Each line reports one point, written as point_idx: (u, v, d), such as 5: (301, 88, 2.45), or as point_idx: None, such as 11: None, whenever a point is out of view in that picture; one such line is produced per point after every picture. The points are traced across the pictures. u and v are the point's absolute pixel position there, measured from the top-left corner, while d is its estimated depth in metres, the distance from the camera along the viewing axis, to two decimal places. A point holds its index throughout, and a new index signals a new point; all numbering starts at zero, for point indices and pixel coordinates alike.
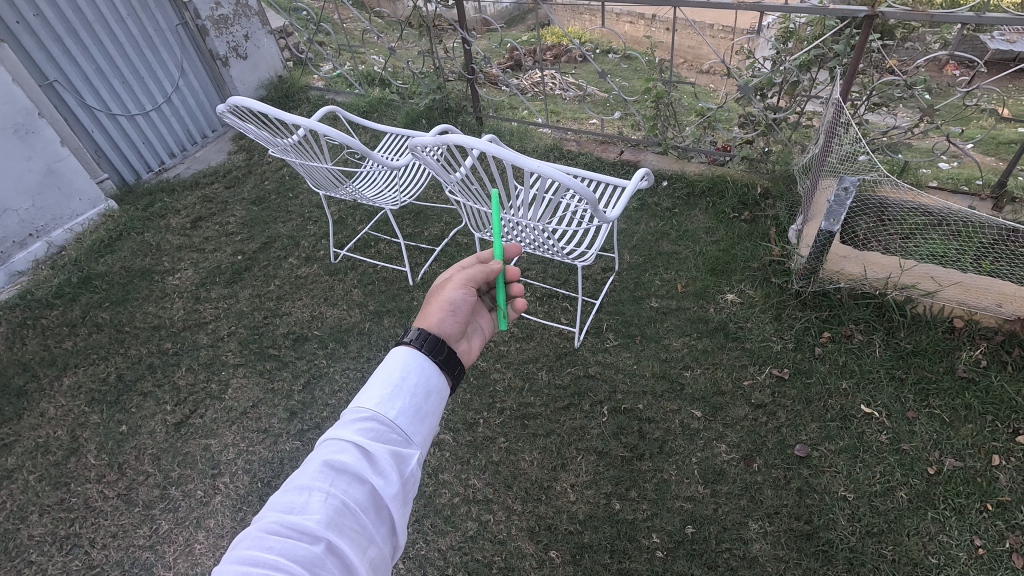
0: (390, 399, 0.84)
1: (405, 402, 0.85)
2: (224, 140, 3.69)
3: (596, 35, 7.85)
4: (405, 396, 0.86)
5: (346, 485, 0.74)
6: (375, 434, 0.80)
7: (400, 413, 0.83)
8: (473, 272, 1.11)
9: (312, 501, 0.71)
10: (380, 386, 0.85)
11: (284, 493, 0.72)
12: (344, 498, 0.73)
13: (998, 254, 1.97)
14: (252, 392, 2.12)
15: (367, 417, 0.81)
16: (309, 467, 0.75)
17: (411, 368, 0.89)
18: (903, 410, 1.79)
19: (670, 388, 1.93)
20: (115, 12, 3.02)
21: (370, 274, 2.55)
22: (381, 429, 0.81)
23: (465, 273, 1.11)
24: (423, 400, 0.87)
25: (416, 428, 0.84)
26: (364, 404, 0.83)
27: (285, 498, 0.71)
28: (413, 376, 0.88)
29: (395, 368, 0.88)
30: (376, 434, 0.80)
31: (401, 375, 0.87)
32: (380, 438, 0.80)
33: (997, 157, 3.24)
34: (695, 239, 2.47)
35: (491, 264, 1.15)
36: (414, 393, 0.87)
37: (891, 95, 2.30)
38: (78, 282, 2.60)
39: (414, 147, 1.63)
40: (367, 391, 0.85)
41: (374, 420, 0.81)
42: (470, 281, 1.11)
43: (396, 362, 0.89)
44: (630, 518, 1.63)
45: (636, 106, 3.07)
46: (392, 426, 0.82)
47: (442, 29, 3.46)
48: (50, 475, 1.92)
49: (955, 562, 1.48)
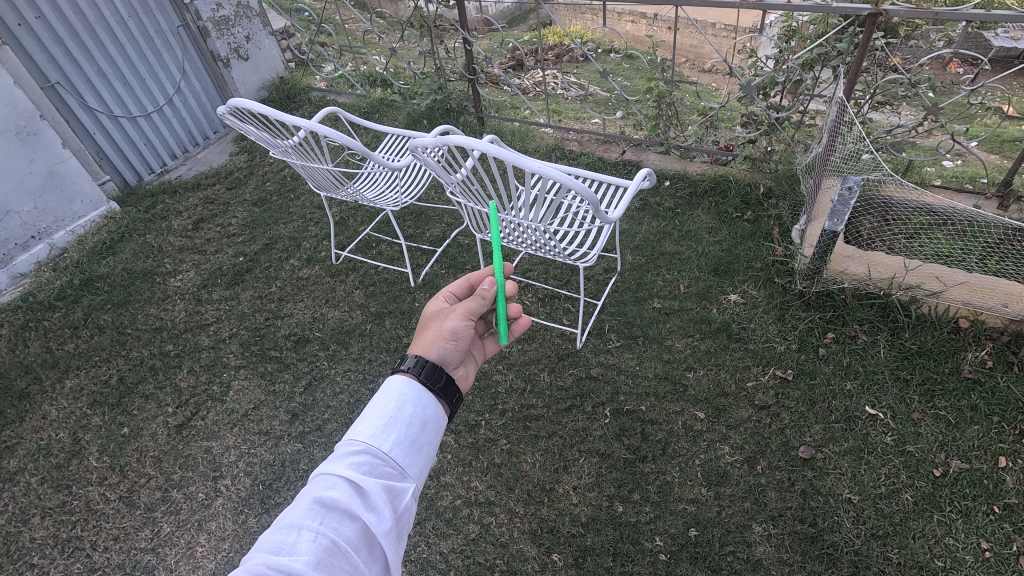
0: (385, 430, 0.84)
1: (400, 433, 0.85)
2: (226, 141, 3.70)
3: (598, 35, 7.85)
4: (400, 427, 0.86)
5: (336, 523, 0.74)
6: (368, 468, 0.80)
7: (395, 445, 0.83)
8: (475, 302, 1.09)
9: (301, 540, 0.70)
10: (374, 418, 0.85)
11: (273, 533, 0.71)
12: (334, 536, 0.72)
13: (1004, 253, 1.95)
14: (254, 393, 2.11)
15: (360, 450, 0.81)
16: (298, 505, 0.75)
17: (406, 399, 0.89)
18: (908, 411, 1.78)
19: (673, 389, 1.92)
20: (116, 14, 3.02)
21: (371, 275, 2.54)
22: (374, 463, 0.80)
23: (467, 303, 1.10)
24: (419, 430, 0.88)
25: (411, 460, 0.84)
26: (358, 436, 0.83)
27: (274, 538, 0.71)
28: (408, 407, 0.88)
29: (390, 399, 0.88)
30: (369, 468, 0.80)
31: (397, 406, 0.88)
32: (373, 471, 0.80)
33: (1002, 155, 3.22)
34: (697, 239, 2.45)
35: (487, 293, 1.12)
36: (409, 424, 0.87)
37: (895, 93, 2.29)
38: (80, 284, 2.60)
39: (415, 147, 1.61)
40: (361, 424, 0.85)
41: (367, 453, 0.81)
42: (472, 312, 1.09)
43: (392, 392, 0.89)
44: (632, 520, 1.62)
45: (638, 105, 3.06)
46: (386, 459, 0.82)
47: (443, 30, 3.46)
48: (52, 478, 1.92)
49: (961, 565, 1.46)
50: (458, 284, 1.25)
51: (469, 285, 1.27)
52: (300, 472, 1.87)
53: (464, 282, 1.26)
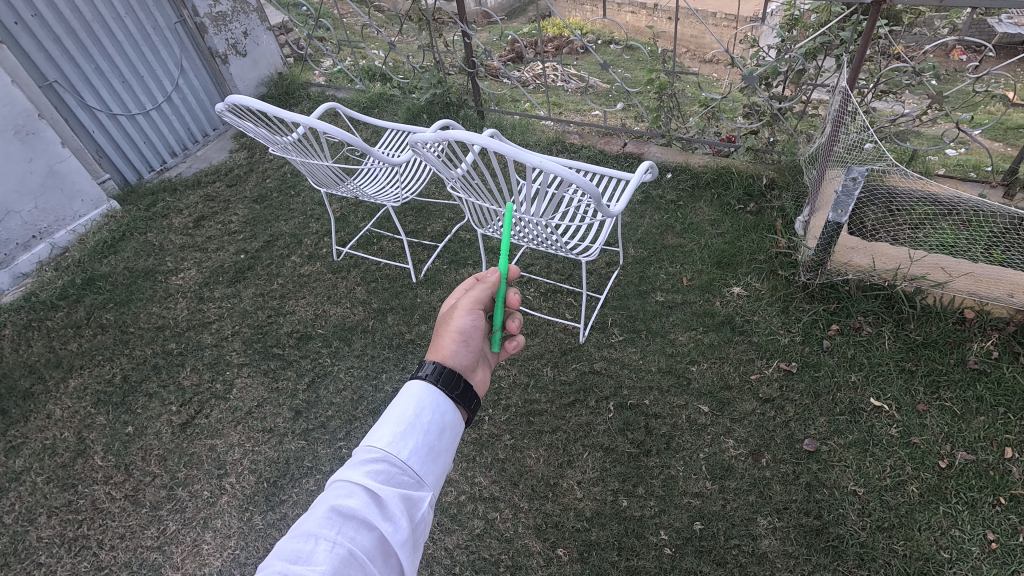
0: (403, 438, 0.84)
1: (418, 440, 0.85)
2: (225, 138, 3.69)
3: (599, 26, 7.79)
4: (418, 434, 0.86)
5: (353, 532, 0.74)
6: (385, 477, 0.80)
7: (413, 453, 0.84)
8: (478, 293, 1.14)
9: (318, 550, 0.70)
10: (393, 425, 0.86)
11: (290, 540, 0.71)
12: (351, 546, 0.72)
13: (1009, 242, 1.96)
14: (257, 392, 2.11)
15: (378, 457, 0.82)
16: (315, 513, 0.75)
17: (425, 405, 0.89)
18: (913, 402, 1.77)
19: (676, 383, 1.91)
20: (113, 11, 3.00)
21: (372, 271, 2.54)
22: (391, 471, 0.81)
23: (469, 297, 1.12)
24: (436, 438, 0.88)
25: (428, 468, 0.84)
26: (376, 443, 0.83)
27: (291, 545, 0.70)
28: (427, 414, 0.89)
29: (409, 405, 0.89)
30: (386, 476, 0.80)
31: (415, 413, 0.88)
32: (391, 480, 0.80)
33: (1006, 143, 3.21)
34: (700, 232, 2.44)
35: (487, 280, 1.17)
36: (428, 431, 0.87)
37: (899, 81, 2.25)
38: (82, 283, 2.60)
39: (415, 143, 1.59)
40: (379, 430, 0.85)
41: (385, 461, 0.81)
42: (477, 304, 1.11)
43: (410, 398, 0.90)
44: (637, 515, 1.62)
45: (639, 97, 3.04)
46: (404, 467, 0.82)
47: (442, 23, 3.43)
48: (57, 477, 1.93)
49: (968, 557, 1.46)
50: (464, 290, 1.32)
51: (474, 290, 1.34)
52: (304, 469, 1.87)
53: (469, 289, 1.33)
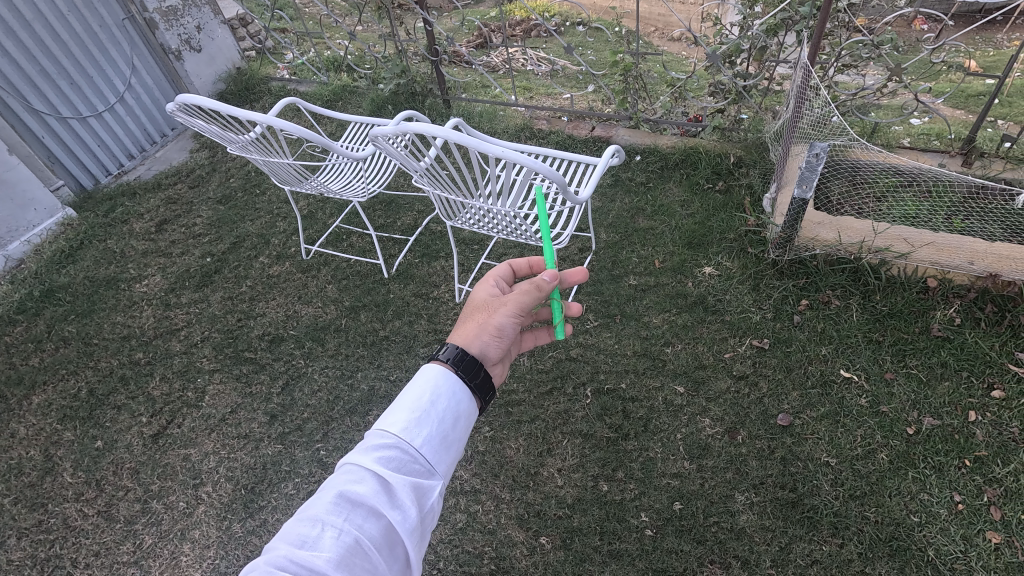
0: (417, 425, 0.83)
1: (432, 429, 0.84)
2: (185, 138, 3.56)
3: (565, 7, 7.69)
4: (433, 422, 0.85)
5: (361, 520, 0.73)
6: (396, 464, 0.79)
7: (426, 442, 0.82)
8: (524, 298, 1.07)
9: (325, 536, 0.69)
10: (407, 411, 0.84)
11: (296, 524, 0.70)
12: (358, 534, 0.71)
13: (968, 210, 2.04)
14: (229, 398, 2.07)
15: (391, 443, 0.80)
16: (323, 497, 0.74)
17: (441, 393, 0.88)
18: (881, 371, 1.81)
19: (651, 365, 1.92)
20: (55, 10, 2.85)
21: (343, 269, 2.50)
22: (404, 459, 0.80)
23: (518, 300, 1.07)
24: (451, 426, 0.87)
25: (440, 457, 0.83)
26: (390, 428, 0.82)
27: (296, 530, 0.70)
28: (442, 402, 0.87)
29: (425, 392, 0.88)
30: (397, 464, 0.79)
31: (431, 400, 0.87)
32: (402, 468, 0.79)
33: (967, 110, 3.27)
34: (670, 213, 2.44)
35: (543, 287, 1.08)
36: (442, 419, 0.86)
37: (860, 55, 2.27)
38: (41, 295, 2.50)
39: (375, 137, 1.54)
40: (393, 415, 0.84)
41: (398, 448, 0.80)
42: (520, 308, 1.07)
43: (427, 385, 0.89)
44: (618, 498, 1.63)
45: (605, 79, 3.01)
46: (416, 455, 0.81)
47: (402, 10, 3.34)
48: (26, 497, 1.87)
49: (936, 519, 1.50)
50: (501, 269, 1.28)
51: (511, 271, 1.30)
52: (282, 474, 1.84)
53: (508, 267, 1.29)
